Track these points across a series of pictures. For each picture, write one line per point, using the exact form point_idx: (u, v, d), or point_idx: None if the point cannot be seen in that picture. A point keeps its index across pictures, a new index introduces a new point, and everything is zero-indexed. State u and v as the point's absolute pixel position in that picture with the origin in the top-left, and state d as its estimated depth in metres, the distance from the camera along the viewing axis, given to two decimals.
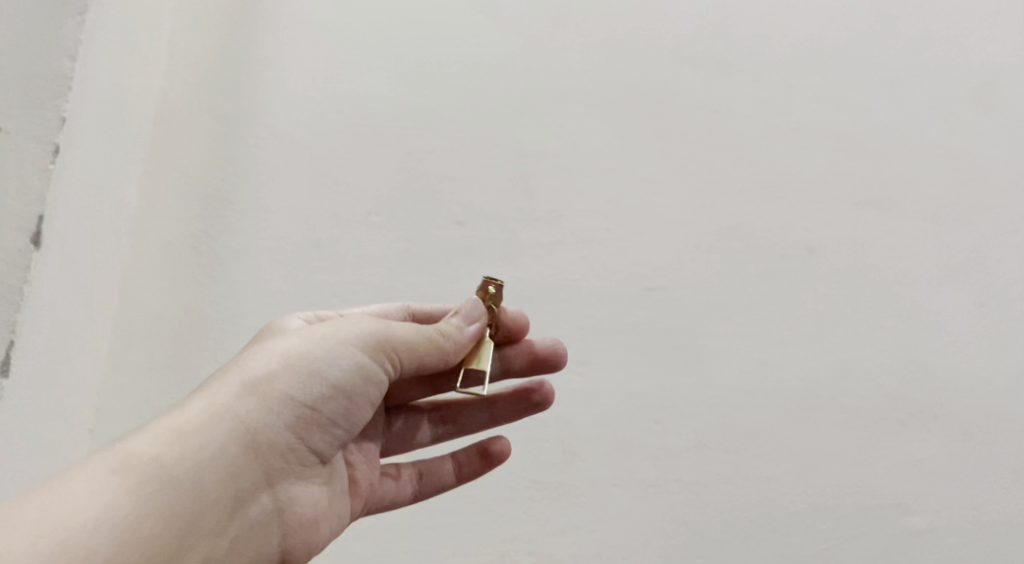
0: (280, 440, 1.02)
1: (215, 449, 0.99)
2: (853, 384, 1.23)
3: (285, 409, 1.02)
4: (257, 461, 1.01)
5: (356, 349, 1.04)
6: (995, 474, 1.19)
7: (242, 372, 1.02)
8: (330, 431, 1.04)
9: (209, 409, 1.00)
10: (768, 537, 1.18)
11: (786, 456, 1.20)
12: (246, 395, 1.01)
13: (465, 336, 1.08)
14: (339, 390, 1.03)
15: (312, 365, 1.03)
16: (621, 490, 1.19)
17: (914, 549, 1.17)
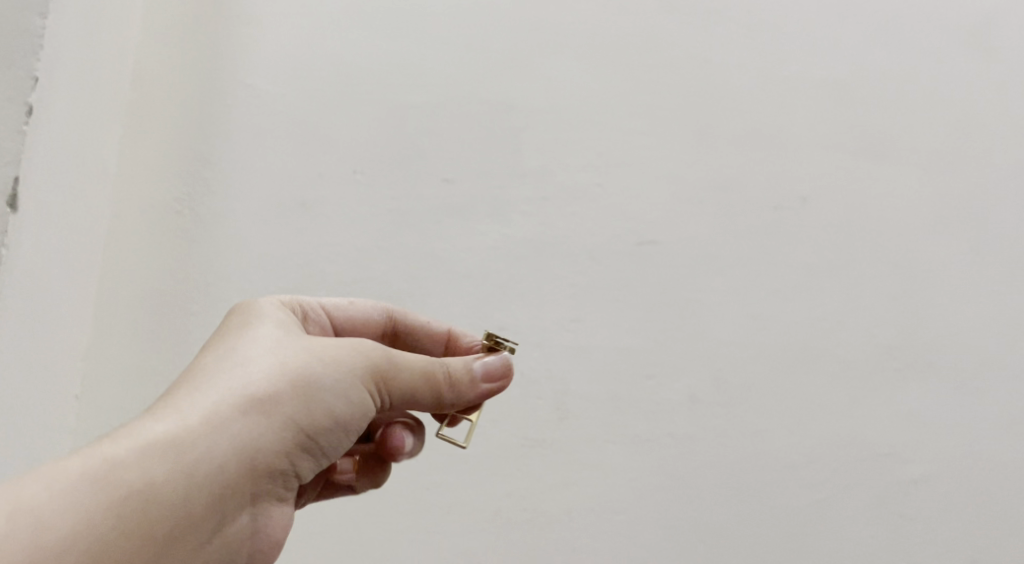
0: (270, 463, 0.92)
1: (199, 473, 0.89)
2: (848, 335, 1.25)
3: (280, 434, 0.92)
4: (244, 483, 0.92)
5: (359, 377, 0.94)
6: (989, 421, 1.22)
7: (239, 381, 0.91)
8: (319, 456, 0.96)
9: (199, 423, 0.89)
10: (763, 488, 1.22)
11: (781, 408, 1.24)
12: (240, 412, 0.90)
13: (472, 387, 0.99)
14: (336, 419, 0.94)
15: (316, 390, 0.93)
16: (614, 445, 1.25)
17: (910, 497, 1.21)
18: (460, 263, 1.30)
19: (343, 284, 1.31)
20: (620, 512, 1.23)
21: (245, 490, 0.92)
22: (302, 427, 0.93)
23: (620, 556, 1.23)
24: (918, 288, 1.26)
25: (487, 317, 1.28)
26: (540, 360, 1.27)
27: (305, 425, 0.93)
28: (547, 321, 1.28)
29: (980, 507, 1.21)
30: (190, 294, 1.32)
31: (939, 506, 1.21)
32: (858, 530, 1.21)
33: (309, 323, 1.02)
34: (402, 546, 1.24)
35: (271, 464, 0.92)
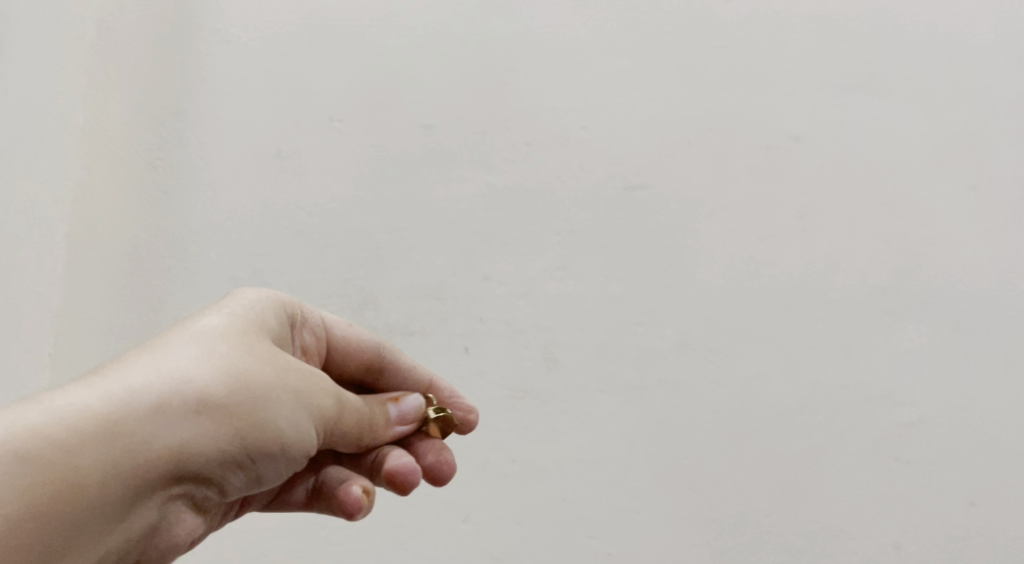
0: (197, 473, 0.85)
1: (122, 463, 0.81)
2: (842, 278, 1.22)
3: (218, 445, 0.84)
4: (165, 486, 0.84)
5: (310, 409, 0.89)
6: (988, 361, 1.20)
7: (193, 374, 0.84)
8: (250, 480, 0.88)
9: (138, 407, 0.82)
10: (757, 435, 1.20)
11: (774, 354, 1.21)
12: (185, 408, 0.83)
13: (387, 434, 0.97)
14: (279, 448, 0.88)
15: (269, 410, 0.86)
16: (604, 395, 1.22)
17: (906, 440, 1.19)
18: (442, 212, 1.26)
19: (323, 236, 1.27)
20: (612, 462, 1.21)
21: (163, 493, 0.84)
22: (240, 448, 0.86)
23: (613, 507, 1.20)
24: (914, 228, 1.23)
25: (472, 267, 1.25)
26: (527, 311, 1.24)
27: (247, 447, 0.86)
28: (534, 271, 1.25)
29: (978, 447, 1.19)
30: (165, 247, 1.28)
31: (937, 448, 1.19)
32: (854, 474, 1.19)
33: (300, 335, 0.98)
34: (392, 501, 1.23)
35: (198, 474, 0.85)
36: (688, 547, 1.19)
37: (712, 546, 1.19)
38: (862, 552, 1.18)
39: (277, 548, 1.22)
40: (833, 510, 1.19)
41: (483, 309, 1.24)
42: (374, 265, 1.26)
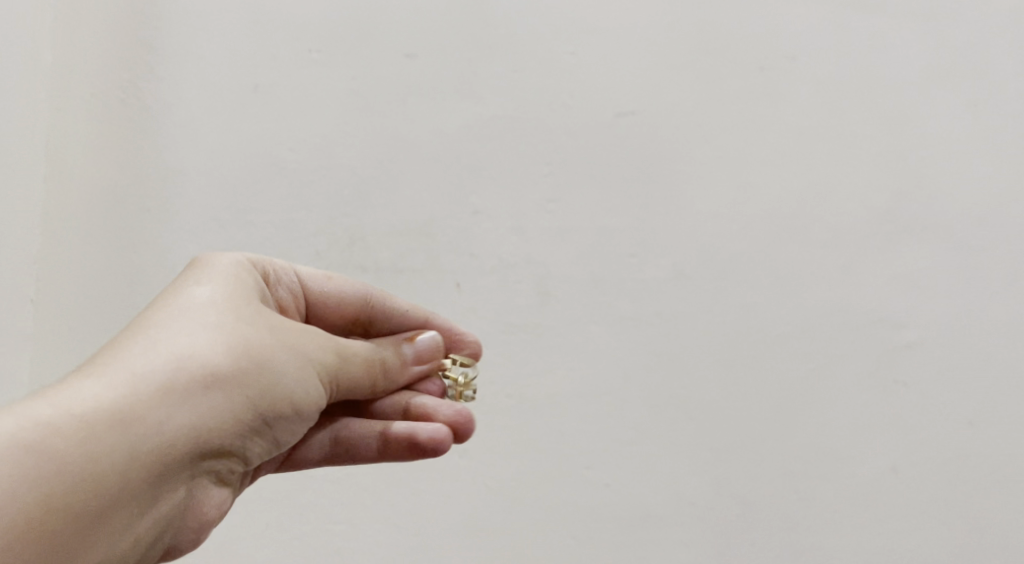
0: (219, 444, 0.86)
1: (142, 445, 0.82)
2: (839, 201, 1.20)
3: (235, 415, 0.86)
4: (191, 462, 0.85)
5: (315, 364, 0.91)
6: (988, 281, 1.18)
7: (198, 349, 0.85)
8: (268, 442, 0.91)
9: (149, 389, 0.83)
10: (754, 363, 1.19)
11: (772, 280, 1.19)
12: (196, 385, 0.84)
13: (403, 373, 1.00)
14: (293, 407, 0.90)
15: (277, 372, 0.88)
16: (600, 327, 1.20)
17: (906, 362, 1.18)
18: (429, 145, 1.23)
19: (306, 173, 1.24)
20: (608, 394, 1.20)
21: (189, 468, 0.86)
22: (256, 414, 0.88)
23: (610, 439, 1.20)
24: (912, 147, 1.20)
25: (461, 201, 1.22)
26: (518, 244, 1.22)
27: (262, 413, 0.88)
28: (525, 203, 1.22)
29: (978, 367, 1.17)
30: (143, 187, 1.26)
31: (937, 370, 1.18)
32: (852, 399, 1.18)
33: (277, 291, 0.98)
34: None
35: (218, 446, 0.86)
36: (686, 476, 1.19)
37: (710, 474, 1.19)
38: (860, 475, 1.18)
39: (273, 486, 1.23)
40: (830, 435, 1.18)
41: (474, 244, 1.22)
42: (361, 201, 1.23)
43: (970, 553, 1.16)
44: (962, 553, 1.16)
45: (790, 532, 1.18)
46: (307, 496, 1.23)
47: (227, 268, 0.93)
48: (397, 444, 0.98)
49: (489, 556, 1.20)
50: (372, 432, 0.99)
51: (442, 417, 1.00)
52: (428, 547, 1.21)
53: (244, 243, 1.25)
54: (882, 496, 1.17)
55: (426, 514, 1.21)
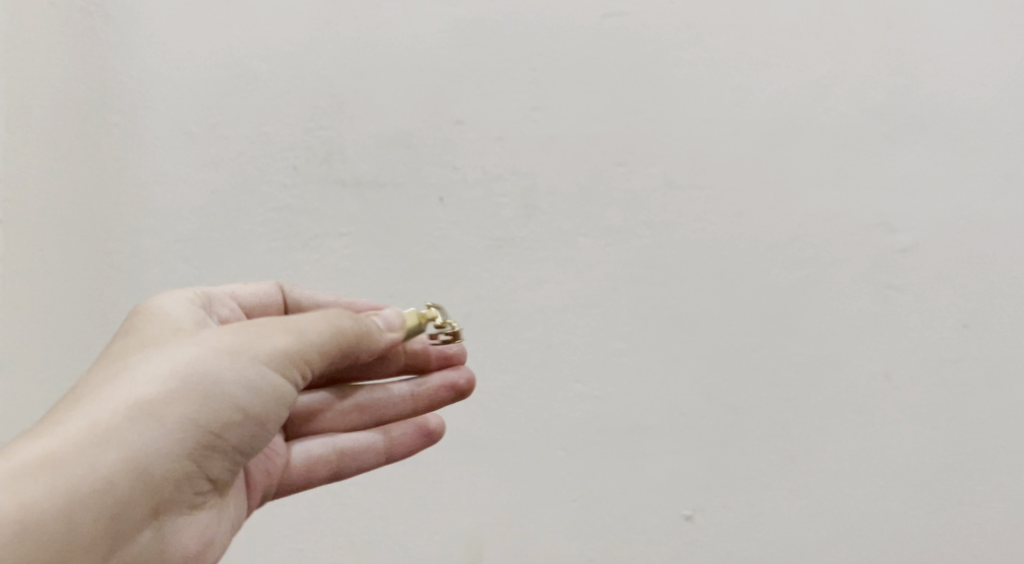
0: (176, 470, 0.86)
1: (85, 497, 0.83)
2: (833, 102, 1.16)
3: (181, 438, 0.86)
4: (151, 495, 0.86)
5: (263, 363, 0.90)
6: (987, 181, 1.15)
7: (123, 392, 0.86)
8: (231, 456, 0.90)
9: (79, 442, 0.84)
10: (745, 272, 1.16)
11: (764, 185, 1.16)
12: (134, 420, 0.85)
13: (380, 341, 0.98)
14: (246, 413, 0.89)
15: (217, 383, 0.88)
16: (588, 239, 1.17)
17: (900, 266, 1.16)
18: (407, 53, 1.19)
19: (279, 84, 1.20)
20: (597, 306, 1.18)
21: (150, 502, 0.86)
22: (204, 432, 0.87)
23: (599, 351, 1.18)
24: (909, 44, 1.16)
25: (443, 111, 1.18)
26: (503, 155, 1.18)
27: (209, 429, 0.88)
28: (508, 112, 1.18)
29: (975, 270, 1.15)
30: (110, 102, 1.22)
31: (933, 274, 1.15)
32: (845, 305, 1.16)
33: (216, 311, 1.00)
34: None
35: (174, 474, 0.87)
36: (677, 388, 1.17)
37: (700, 385, 1.17)
38: (853, 381, 1.16)
39: None
40: (824, 343, 1.16)
41: (456, 155, 1.18)
42: (337, 113, 1.19)
43: (962, 457, 1.15)
44: (953, 457, 1.16)
45: (782, 439, 1.17)
46: None
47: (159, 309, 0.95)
48: (411, 446, 1.07)
49: (478, 471, 1.19)
50: (383, 445, 1.05)
51: (450, 399, 1.09)
52: (416, 465, 1.20)
53: (218, 158, 1.21)
54: (874, 402, 1.16)
55: None
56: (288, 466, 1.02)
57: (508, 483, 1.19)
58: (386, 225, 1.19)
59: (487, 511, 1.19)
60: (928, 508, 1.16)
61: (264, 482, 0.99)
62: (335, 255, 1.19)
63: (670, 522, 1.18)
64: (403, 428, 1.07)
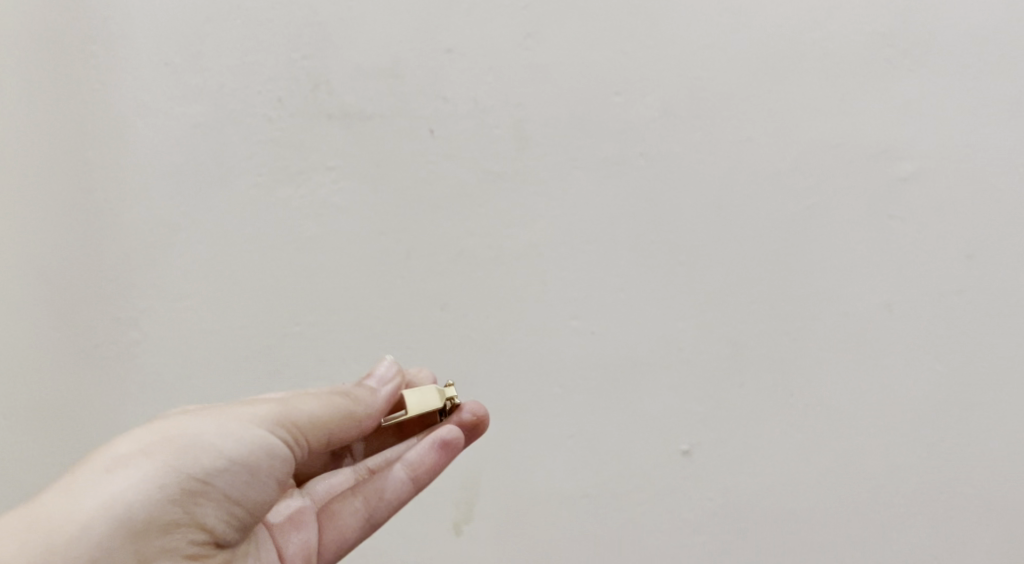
0: (160, 515, 0.86)
1: (66, 546, 0.83)
2: (836, 25, 1.12)
3: (164, 484, 0.87)
4: (134, 542, 0.85)
5: (249, 419, 0.92)
6: (995, 108, 1.12)
7: (105, 450, 0.88)
8: (221, 505, 0.89)
9: (63, 497, 0.85)
10: (744, 204, 1.14)
11: (764, 114, 1.13)
12: (113, 469, 0.86)
13: (373, 396, 1.00)
14: (232, 461, 0.89)
15: (199, 435, 0.89)
16: (582, 172, 1.15)
17: (903, 195, 1.13)
18: None
19: (261, 13, 1.16)
20: (593, 241, 1.16)
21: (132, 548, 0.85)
22: (190, 479, 0.88)
23: (595, 286, 1.16)
24: None
25: (431, 40, 1.15)
26: (494, 85, 1.15)
27: (195, 477, 0.88)
28: (499, 40, 1.14)
29: (980, 199, 1.13)
30: (84, 34, 1.17)
31: (937, 203, 1.13)
32: (846, 236, 1.14)
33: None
34: (366, 296, 1.18)
35: (160, 521, 0.86)
36: (674, 323, 1.15)
37: (698, 319, 1.15)
38: (853, 313, 1.14)
39: (248, 345, 1.20)
40: (825, 275, 1.14)
41: (446, 86, 1.15)
42: (322, 44, 1.16)
43: (964, 389, 1.14)
44: (955, 389, 1.14)
45: (780, 373, 1.15)
46: (286, 357, 1.20)
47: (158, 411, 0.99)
48: (432, 463, 1.01)
49: None
50: (404, 474, 1.00)
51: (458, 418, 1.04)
52: None
53: (199, 90, 1.17)
54: (874, 334, 1.14)
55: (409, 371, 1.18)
56: (323, 536, 0.99)
57: (504, 420, 1.18)
58: (375, 160, 1.17)
59: (484, 448, 1.18)
60: (928, 440, 1.14)
61: (300, 558, 0.97)
62: (322, 190, 1.17)
63: (666, 458, 1.16)
64: (417, 451, 1.01)
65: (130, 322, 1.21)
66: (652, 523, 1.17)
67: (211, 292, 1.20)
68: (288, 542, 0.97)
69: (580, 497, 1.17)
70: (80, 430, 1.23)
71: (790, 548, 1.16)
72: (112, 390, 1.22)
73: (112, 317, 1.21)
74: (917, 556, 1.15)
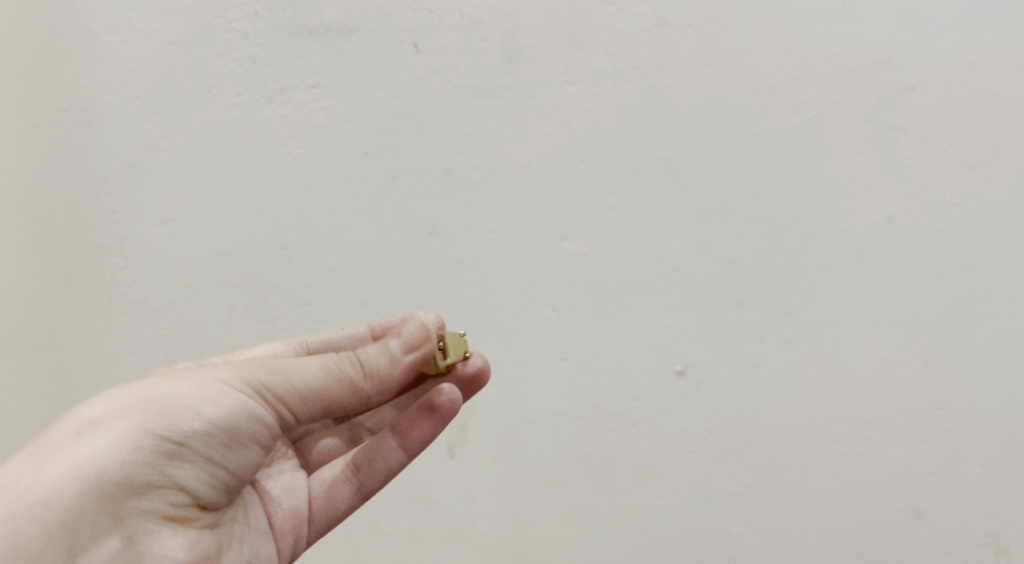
0: (134, 478, 0.84)
1: (35, 510, 0.82)
2: None
3: (137, 446, 0.85)
4: (108, 503, 0.83)
5: (228, 382, 0.89)
6: (1000, 12, 1.09)
7: (79, 411, 0.86)
8: (201, 466, 0.87)
9: (31, 462, 0.83)
10: (741, 117, 1.11)
11: (760, 23, 1.10)
12: (86, 431, 0.85)
13: (393, 366, 0.95)
14: (209, 423, 0.87)
15: (174, 396, 0.87)
16: (574, 87, 1.12)
17: (905, 105, 1.10)
18: None
19: None
20: (585, 159, 1.12)
21: (106, 510, 0.83)
22: (165, 441, 0.86)
23: (587, 205, 1.13)
24: None
25: None
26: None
27: (169, 439, 0.86)
28: None
29: (983, 107, 1.09)
30: None
31: (939, 112, 1.09)
32: (846, 148, 1.10)
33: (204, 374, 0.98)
34: (353, 218, 1.15)
35: (133, 482, 0.84)
36: (669, 241, 1.12)
37: (694, 238, 1.12)
38: (852, 228, 1.11)
39: (232, 272, 1.17)
40: (824, 189, 1.11)
41: None
42: None
43: (964, 303, 1.11)
44: (956, 303, 1.11)
45: (776, 290, 1.12)
46: (273, 283, 1.16)
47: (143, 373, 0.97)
48: (425, 432, 0.99)
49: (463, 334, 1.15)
50: (395, 444, 0.99)
51: (464, 373, 1.01)
52: None
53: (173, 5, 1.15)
54: (874, 249, 1.11)
55: (399, 295, 1.15)
56: (312, 504, 0.98)
57: (496, 344, 1.15)
58: (358, 77, 1.14)
59: None
60: (926, 355, 1.12)
61: (290, 525, 0.96)
62: (305, 108, 1.15)
63: (660, 379, 1.14)
64: (411, 419, 0.99)
65: (109, 247, 1.18)
66: (645, 444, 1.15)
67: (192, 217, 1.17)
68: (278, 508, 0.96)
69: (574, 420, 1.15)
70: (59, 362, 1.20)
71: (785, 468, 1.14)
72: (93, 318, 1.19)
73: (91, 243, 1.18)
74: (915, 473, 1.13)
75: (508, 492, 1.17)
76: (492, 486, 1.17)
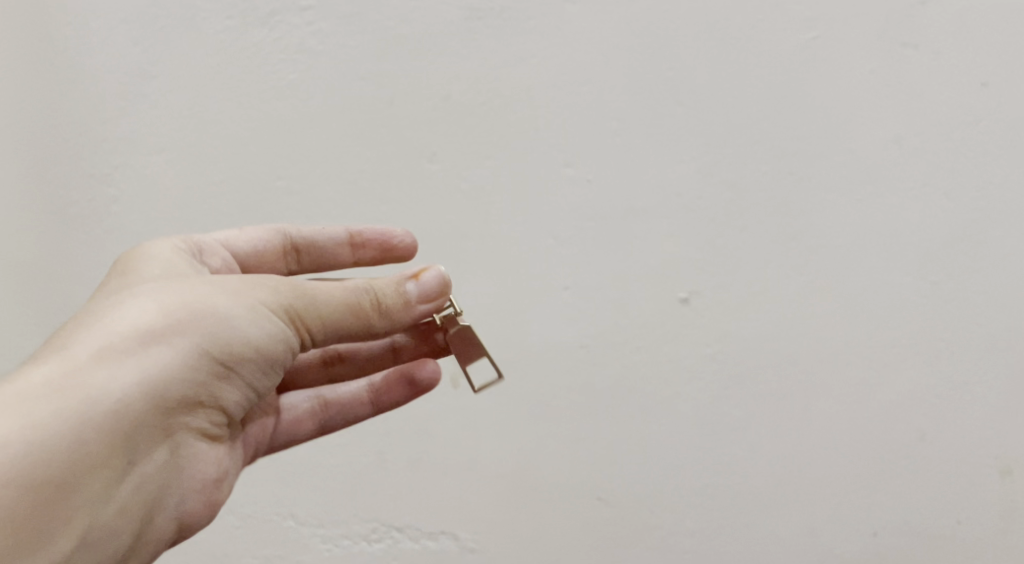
0: (186, 396, 0.86)
1: (95, 423, 0.82)
2: None
3: (189, 366, 0.85)
4: (161, 419, 0.85)
5: (269, 306, 0.87)
6: None
7: (128, 318, 0.84)
8: (241, 386, 0.89)
9: (82, 367, 0.82)
10: (748, 35, 1.07)
11: None
12: (140, 344, 0.84)
13: (407, 313, 0.92)
14: (256, 351, 0.87)
15: (223, 317, 0.86)
16: (575, 6, 1.08)
17: (918, 21, 1.06)
18: None
19: None
20: (587, 82, 1.09)
21: (159, 426, 0.85)
22: (215, 362, 0.86)
23: (588, 130, 1.10)
24: None
25: None
26: None
27: (220, 360, 0.86)
28: None
29: (998, 21, 1.05)
30: None
31: (953, 27, 1.06)
32: (857, 66, 1.07)
33: (206, 258, 0.97)
34: (348, 146, 1.12)
35: (184, 401, 0.86)
36: (674, 165, 1.09)
37: (698, 162, 1.09)
38: (861, 150, 1.08)
39: (228, 202, 1.14)
40: (834, 109, 1.07)
41: None
42: None
43: (972, 226, 1.08)
44: (965, 226, 1.08)
45: (783, 215, 1.09)
46: (270, 213, 1.14)
47: (160, 255, 0.92)
48: (397, 396, 1.03)
49: (463, 262, 1.13)
50: (367, 394, 1.03)
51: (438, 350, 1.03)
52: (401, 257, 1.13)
53: None
54: (884, 171, 1.08)
55: (398, 224, 1.13)
56: (277, 420, 1.01)
57: (497, 272, 1.13)
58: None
59: (479, 302, 1.14)
60: (933, 279, 1.09)
61: (256, 437, 0.99)
62: (297, 33, 1.11)
63: (664, 306, 1.12)
64: (386, 379, 1.03)
65: (103, 178, 1.16)
66: (648, 371, 1.13)
67: (186, 146, 1.14)
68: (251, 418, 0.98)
69: (577, 348, 1.14)
70: (53, 295, 1.18)
71: (791, 394, 1.12)
72: (87, 249, 1.17)
73: (85, 173, 1.16)
74: (920, 398, 1.11)
75: (511, 420, 1.16)
76: (495, 415, 1.16)
